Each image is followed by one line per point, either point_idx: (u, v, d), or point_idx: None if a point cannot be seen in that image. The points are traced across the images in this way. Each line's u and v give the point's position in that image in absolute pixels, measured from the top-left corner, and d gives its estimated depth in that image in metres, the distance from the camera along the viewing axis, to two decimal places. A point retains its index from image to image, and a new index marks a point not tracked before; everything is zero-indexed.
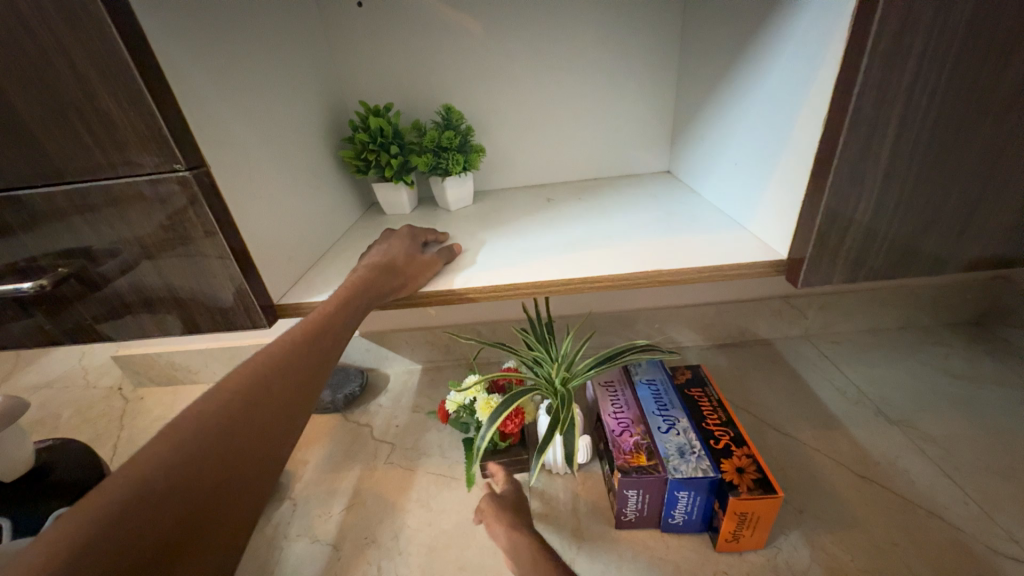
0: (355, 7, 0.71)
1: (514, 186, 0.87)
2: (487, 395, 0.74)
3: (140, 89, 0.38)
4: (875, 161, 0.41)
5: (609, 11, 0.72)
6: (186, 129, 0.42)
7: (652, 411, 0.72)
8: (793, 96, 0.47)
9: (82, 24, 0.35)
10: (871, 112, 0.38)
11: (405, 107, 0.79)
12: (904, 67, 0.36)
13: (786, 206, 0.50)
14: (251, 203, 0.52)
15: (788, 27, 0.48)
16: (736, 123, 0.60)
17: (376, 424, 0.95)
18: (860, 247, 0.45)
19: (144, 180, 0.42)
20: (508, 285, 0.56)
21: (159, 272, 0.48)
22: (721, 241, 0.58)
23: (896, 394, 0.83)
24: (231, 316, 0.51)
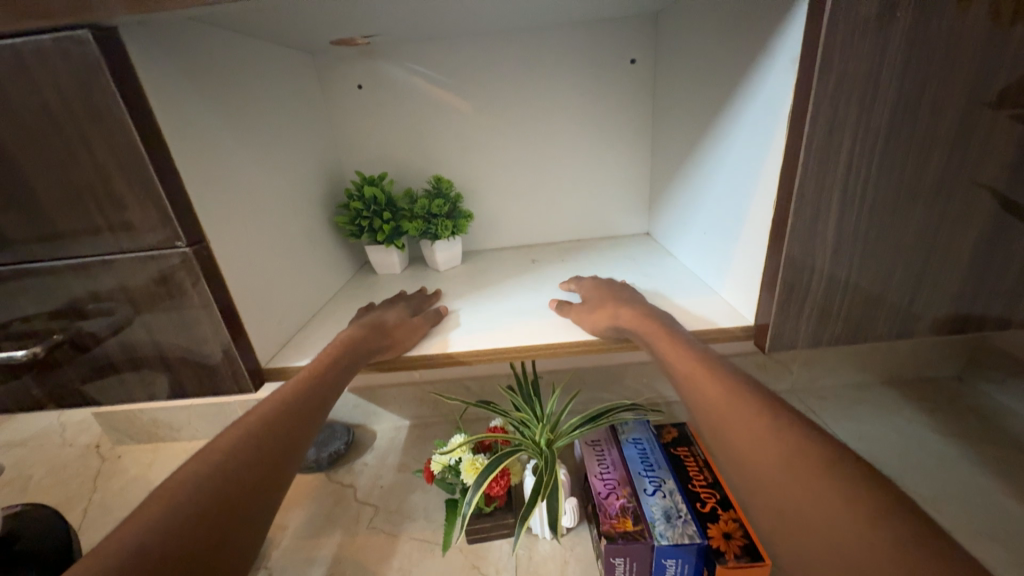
0: (356, 90, 0.78)
1: (502, 246, 0.91)
2: (472, 455, 0.73)
3: (151, 176, 0.41)
4: (822, 239, 0.44)
5: (587, 93, 0.80)
6: (189, 208, 0.45)
7: (639, 472, 0.71)
8: (747, 178, 0.53)
9: (104, 122, 0.39)
10: (813, 197, 0.43)
11: (399, 175, 0.84)
12: (837, 161, 0.41)
13: (750, 275, 0.54)
14: (247, 271, 0.54)
15: (738, 119, 0.54)
16: (704, 196, 0.64)
17: (360, 484, 0.93)
18: (819, 316, 0.48)
19: (146, 253, 0.45)
20: (490, 350, 0.58)
21: (152, 338, 0.50)
22: (694, 305, 0.61)
23: (883, 452, 0.83)
24: (219, 380, 0.52)
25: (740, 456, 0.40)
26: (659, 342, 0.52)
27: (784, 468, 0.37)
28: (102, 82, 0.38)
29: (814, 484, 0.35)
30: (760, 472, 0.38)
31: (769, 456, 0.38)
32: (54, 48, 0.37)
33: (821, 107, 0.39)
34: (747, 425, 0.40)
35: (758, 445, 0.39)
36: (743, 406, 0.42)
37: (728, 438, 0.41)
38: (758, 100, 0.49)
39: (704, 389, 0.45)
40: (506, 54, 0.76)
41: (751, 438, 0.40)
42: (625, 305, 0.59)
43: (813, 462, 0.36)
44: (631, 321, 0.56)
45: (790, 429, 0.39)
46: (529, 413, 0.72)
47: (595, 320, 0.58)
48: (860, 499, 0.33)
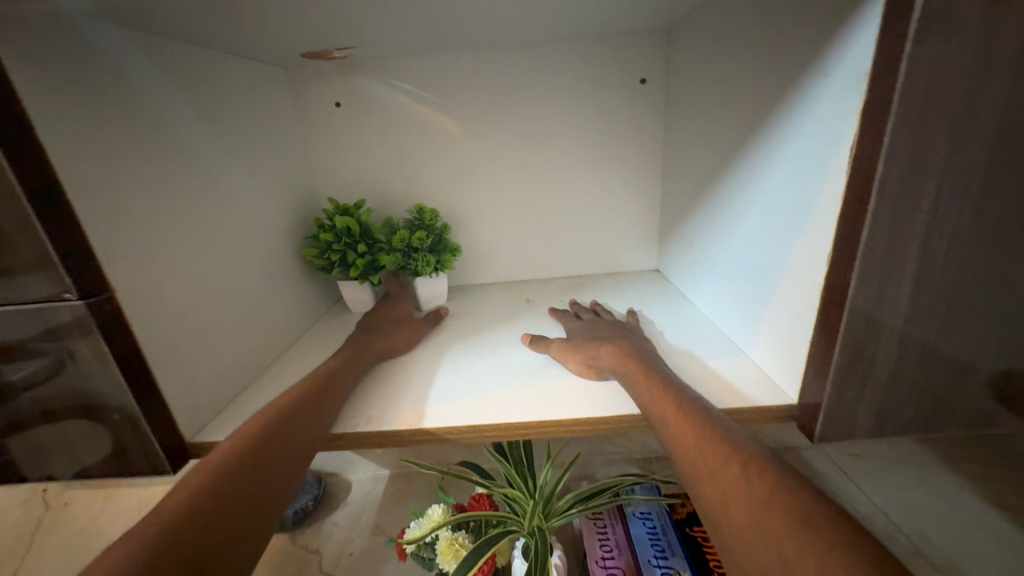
0: (333, 108, 0.70)
1: (495, 280, 0.82)
2: (451, 533, 0.62)
3: (27, 218, 0.32)
4: (893, 307, 0.34)
5: (591, 116, 0.71)
6: (88, 254, 0.36)
7: (649, 559, 0.60)
8: (786, 221, 0.43)
9: None
10: (884, 254, 0.33)
11: (381, 201, 0.76)
12: (919, 209, 0.31)
13: (793, 340, 0.43)
14: (175, 323, 0.45)
15: (773, 149, 0.45)
16: (728, 236, 0.55)
17: (326, 550, 0.81)
18: (884, 401, 0.38)
19: (26, 309, 0.35)
20: (470, 426, 0.47)
21: (37, 407, 0.39)
22: (718, 368, 0.51)
23: None
24: (127, 460, 0.42)
25: (722, 518, 0.34)
26: (635, 376, 0.47)
27: (762, 534, 0.31)
28: None
29: (793, 551, 0.29)
30: (743, 540, 0.32)
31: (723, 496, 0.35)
32: None
33: (900, 140, 0.30)
34: (706, 459, 0.37)
35: (715, 484, 0.36)
36: (701, 435, 0.38)
37: (709, 499, 0.36)
38: (804, 129, 0.40)
39: (678, 435, 0.40)
40: (501, 71, 0.68)
41: (709, 472, 0.36)
42: (607, 341, 0.54)
43: (795, 521, 0.30)
44: (613, 359, 0.51)
45: (772, 478, 0.33)
46: (521, 485, 0.61)
47: (577, 358, 0.53)
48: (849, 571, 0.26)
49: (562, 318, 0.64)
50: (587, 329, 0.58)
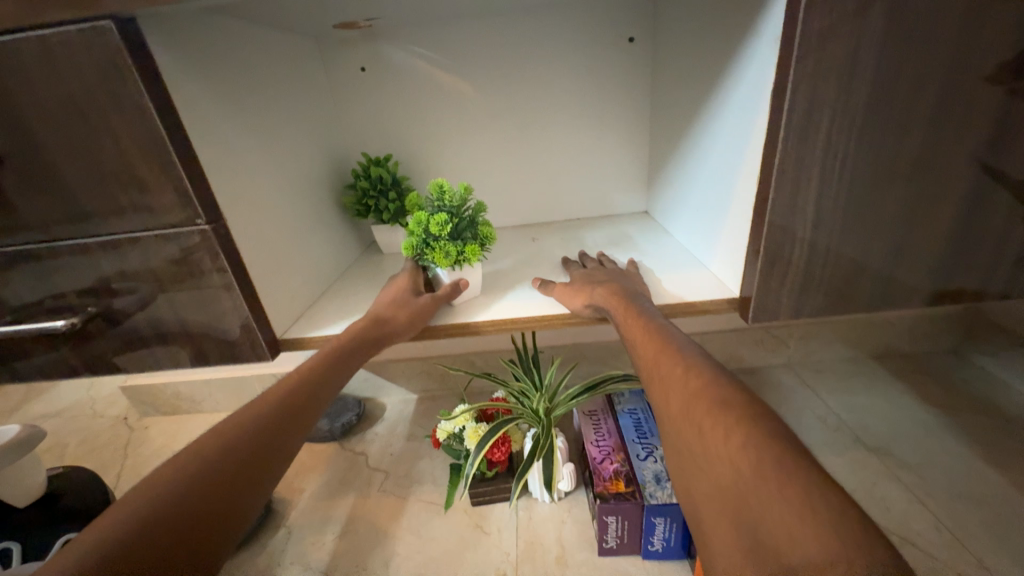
0: (358, 72, 0.80)
1: (505, 225, 0.94)
2: (475, 424, 0.78)
3: (173, 161, 0.45)
4: (803, 214, 0.46)
5: (587, 72, 0.80)
6: (208, 191, 0.49)
7: (633, 439, 0.75)
8: (735, 154, 0.55)
9: (126, 110, 0.42)
10: (794, 173, 0.44)
11: (404, 156, 0.87)
12: (816, 137, 0.43)
13: (738, 249, 0.56)
14: (261, 249, 0.58)
15: (727, 95, 0.56)
16: (697, 172, 0.66)
17: (371, 452, 0.98)
18: (801, 290, 0.51)
19: (169, 232, 0.48)
20: (490, 321, 0.62)
21: (173, 307, 0.54)
22: (685, 279, 0.64)
23: (872, 422, 0.86)
24: (237, 349, 0.57)
25: (665, 410, 0.42)
26: (616, 310, 0.54)
27: (689, 415, 0.39)
28: (123, 71, 0.41)
29: (711, 422, 0.37)
30: (676, 422, 0.40)
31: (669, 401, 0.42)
32: (78, 38, 0.40)
33: (800, 86, 0.41)
34: (666, 371, 0.44)
35: (666, 390, 0.43)
36: (665, 355, 0.45)
37: (657, 394, 0.44)
38: (746, 77, 0.51)
39: (644, 351, 0.48)
40: (505, 33, 0.77)
41: (665, 383, 0.43)
42: (600, 284, 0.59)
43: (716, 405, 0.38)
44: (604, 298, 0.56)
45: (707, 376, 0.41)
46: (529, 384, 0.77)
47: (577, 299, 0.59)
48: (748, 436, 0.34)
49: (568, 266, 0.70)
50: (587, 275, 0.63)
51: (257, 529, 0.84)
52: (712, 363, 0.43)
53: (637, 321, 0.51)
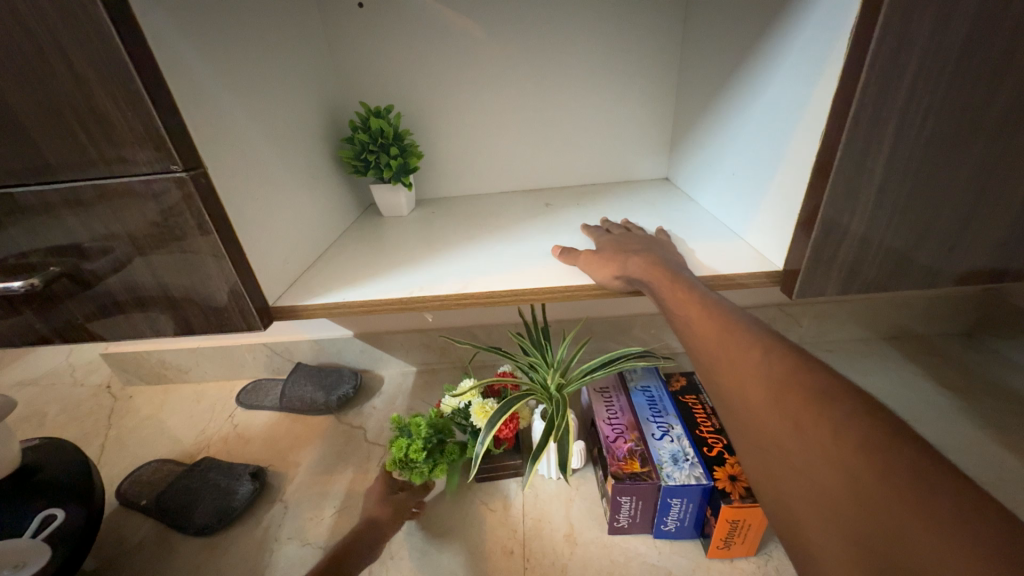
0: (356, 8, 0.71)
1: (514, 189, 0.87)
2: (482, 400, 0.74)
3: (138, 90, 0.37)
4: (869, 177, 0.41)
5: (612, 17, 0.72)
6: (184, 131, 0.41)
7: (646, 418, 0.72)
8: (790, 108, 0.49)
9: (77, 23, 0.35)
10: (867, 128, 0.39)
11: (407, 109, 0.79)
12: (901, 85, 0.37)
13: (782, 217, 0.51)
14: (250, 205, 0.52)
15: (784, 41, 0.49)
16: (735, 132, 0.60)
17: (369, 426, 0.94)
18: (855, 262, 0.46)
19: (140, 179, 0.41)
20: (505, 292, 0.56)
21: (151, 270, 0.47)
22: (717, 249, 0.59)
23: (887, 402, 0.84)
24: (225, 317, 0.51)
25: (741, 401, 0.39)
26: (660, 284, 0.49)
27: (780, 409, 0.36)
28: None
29: (813, 417, 0.33)
30: (760, 416, 0.37)
31: (749, 386, 0.38)
32: None
33: (894, 19, 0.34)
34: (737, 354, 0.40)
35: (744, 376, 0.39)
36: (734, 337, 0.41)
37: (725, 383, 0.40)
38: (814, 16, 0.44)
39: (703, 334, 0.43)
40: None
41: (739, 369, 0.40)
42: (635, 252, 0.54)
43: (814, 396, 0.34)
44: (640, 270, 0.52)
45: (789, 363, 0.37)
46: (540, 358, 0.72)
47: (605, 269, 0.54)
48: (860, 431, 0.31)
49: (591, 233, 0.64)
50: (616, 242, 0.58)
51: (251, 503, 0.81)
52: (782, 344, 0.39)
53: (692, 297, 0.46)
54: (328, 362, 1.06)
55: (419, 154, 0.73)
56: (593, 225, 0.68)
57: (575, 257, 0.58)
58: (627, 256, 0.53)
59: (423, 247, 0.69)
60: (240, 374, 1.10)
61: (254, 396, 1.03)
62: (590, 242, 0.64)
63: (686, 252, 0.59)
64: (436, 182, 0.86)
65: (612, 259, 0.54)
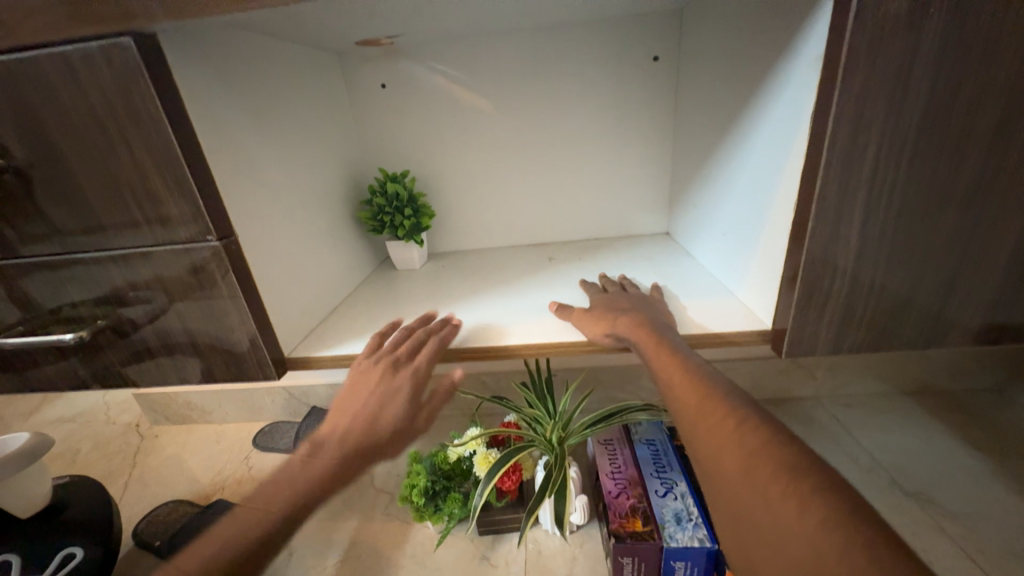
0: (379, 88, 0.80)
1: (521, 243, 0.92)
2: (485, 450, 0.75)
3: (186, 175, 0.44)
4: (845, 243, 0.43)
5: (610, 89, 0.79)
6: (221, 205, 0.48)
7: (650, 473, 0.71)
8: (767, 177, 0.52)
9: (144, 125, 0.42)
10: (836, 200, 0.41)
11: (422, 173, 0.86)
12: (862, 162, 0.40)
13: (768, 278, 0.53)
14: (273, 265, 0.57)
15: (759, 117, 0.53)
16: (723, 195, 0.64)
17: (376, 472, 0.95)
18: (841, 322, 0.47)
19: (180, 247, 0.48)
20: (502, 347, 0.59)
21: (183, 323, 0.53)
22: (710, 306, 0.61)
23: (910, 463, 0.80)
24: (244, 367, 0.55)
25: (715, 468, 0.40)
26: (646, 345, 0.52)
27: (750, 481, 0.37)
28: (142, 87, 0.40)
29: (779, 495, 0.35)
30: (731, 486, 0.38)
31: (724, 455, 0.40)
32: (99, 54, 0.39)
33: (845, 107, 0.38)
34: (715, 422, 0.42)
35: (720, 446, 0.41)
36: (712, 405, 0.43)
37: (700, 453, 0.42)
38: (782, 98, 0.48)
39: (684, 400, 0.46)
40: (527, 53, 0.77)
41: (715, 438, 0.41)
42: (624, 313, 0.57)
43: (781, 472, 0.36)
44: (628, 329, 0.54)
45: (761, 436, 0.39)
46: (543, 411, 0.72)
47: (595, 328, 0.56)
48: (825, 513, 0.33)
49: (588, 289, 0.67)
50: (608, 301, 0.61)
51: None
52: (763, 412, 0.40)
53: (674, 360, 0.48)
54: None
55: (431, 213, 0.80)
56: (591, 281, 0.71)
57: (569, 314, 0.61)
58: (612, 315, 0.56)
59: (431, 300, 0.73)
60: (258, 417, 1.14)
61: (270, 438, 1.06)
62: (586, 298, 0.67)
63: (681, 309, 0.61)
64: (447, 237, 0.92)
65: (600, 318, 0.57)
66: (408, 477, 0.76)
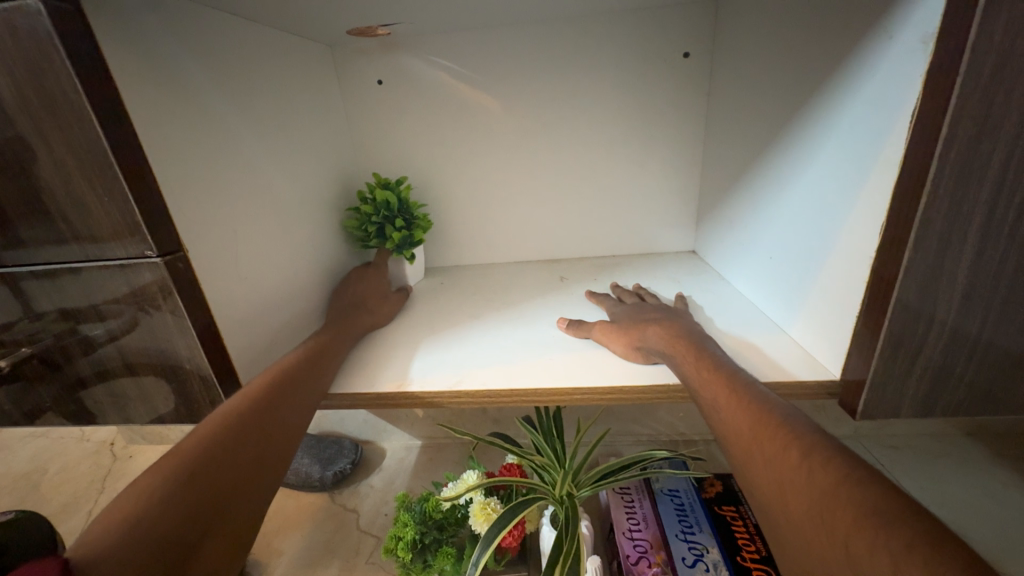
0: (375, 85, 0.72)
1: (529, 259, 0.83)
2: (484, 498, 0.65)
3: (116, 178, 0.35)
4: (950, 281, 0.33)
5: (634, 89, 0.70)
6: (164, 215, 0.39)
7: (676, 534, 0.61)
8: (837, 193, 0.43)
9: (61, 114, 0.33)
10: (943, 225, 0.32)
11: (421, 179, 0.78)
12: (985, 178, 0.30)
13: (835, 316, 0.43)
14: (236, 287, 0.49)
15: (824, 121, 0.44)
16: (769, 212, 0.55)
17: (363, 510, 0.86)
18: (937, 379, 0.37)
19: (115, 265, 0.39)
20: (506, 390, 0.49)
21: (122, 354, 0.44)
22: (757, 344, 0.51)
23: (975, 524, 0.69)
24: (197, 408, 0.47)
25: (781, 512, 0.32)
26: (682, 358, 0.45)
27: (827, 530, 0.28)
28: (56, 64, 0.32)
29: (863, 556, 0.26)
30: (803, 535, 0.30)
31: (794, 496, 0.31)
32: (2, 21, 0.31)
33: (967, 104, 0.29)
34: (777, 449, 0.33)
35: (786, 482, 0.32)
36: (772, 427, 0.35)
37: (761, 483, 0.34)
38: (863, 97, 0.39)
39: (732, 422, 0.38)
40: (543, 47, 0.68)
41: (781, 470, 0.33)
42: (655, 321, 0.52)
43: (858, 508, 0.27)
44: (660, 339, 0.49)
45: (835, 465, 0.30)
46: (551, 457, 0.62)
47: (623, 340, 0.51)
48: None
49: (603, 303, 0.62)
50: (633, 312, 0.56)
51: None
52: None
53: (715, 379, 0.41)
54: (328, 432, 1.00)
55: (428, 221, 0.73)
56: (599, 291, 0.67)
57: (588, 326, 0.56)
58: (646, 318, 0.52)
59: (422, 326, 0.64)
60: None
61: None
62: (603, 311, 0.62)
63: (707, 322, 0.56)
64: (446, 250, 0.83)
65: (634, 328, 0.52)
66: (395, 527, 0.66)
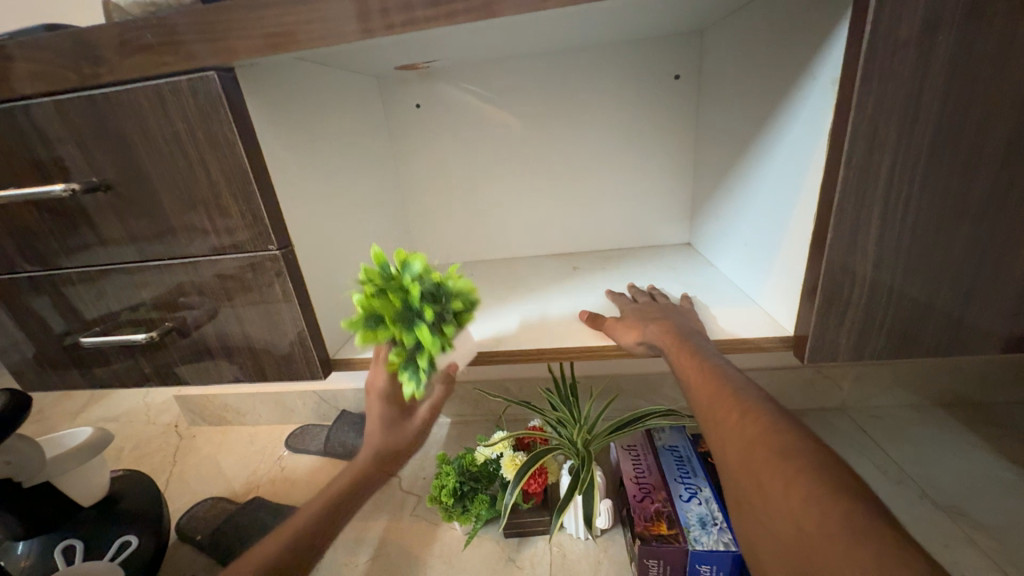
0: (413, 108, 0.85)
1: (546, 253, 0.95)
2: (512, 452, 0.78)
3: (252, 192, 0.49)
4: (864, 252, 0.45)
5: (634, 106, 0.82)
6: (279, 218, 0.53)
7: (675, 479, 0.72)
8: (786, 192, 0.55)
9: (219, 147, 0.47)
10: (855, 212, 0.44)
11: (453, 186, 0.91)
12: (879, 177, 0.42)
13: (790, 287, 0.55)
14: (317, 274, 0.62)
15: (775, 136, 0.57)
16: (742, 209, 0.67)
17: (404, 474, 0.99)
18: (862, 330, 0.48)
19: (245, 256, 0.52)
20: (534, 351, 0.62)
21: (239, 319, 0.57)
22: (734, 315, 0.63)
23: (938, 473, 0.79)
24: (295, 366, 0.59)
25: (722, 458, 0.43)
26: (670, 349, 0.55)
27: (749, 463, 0.40)
28: (220, 113, 0.46)
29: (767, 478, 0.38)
30: (735, 469, 0.41)
31: (729, 443, 0.42)
32: (186, 86, 0.45)
33: (862, 125, 0.40)
34: (724, 412, 0.44)
35: (726, 436, 0.43)
36: (724, 396, 0.45)
37: (712, 436, 0.45)
38: (799, 118, 0.51)
39: (698, 393, 0.48)
40: (555, 72, 0.81)
41: (725, 426, 0.44)
42: (654, 321, 0.60)
43: (776, 455, 0.38)
44: (658, 336, 0.57)
45: (765, 421, 0.41)
46: (567, 413, 0.75)
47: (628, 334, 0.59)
48: (808, 491, 0.35)
49: (617, 300, 0.70)
50: (640, 311, 0.64)
51: None
52: (790, 422, 0.41)
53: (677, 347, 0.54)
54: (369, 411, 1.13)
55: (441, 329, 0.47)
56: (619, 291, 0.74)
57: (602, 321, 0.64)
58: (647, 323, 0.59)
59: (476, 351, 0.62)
60: (290, 420, 1.17)
61: (302, 440, 1.09)
62: (616, 307, 0.70)
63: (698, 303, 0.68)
64: (474, 247, 0.96)
65: (632, 325, 0.60)
66: (438, 477, 0.79)
